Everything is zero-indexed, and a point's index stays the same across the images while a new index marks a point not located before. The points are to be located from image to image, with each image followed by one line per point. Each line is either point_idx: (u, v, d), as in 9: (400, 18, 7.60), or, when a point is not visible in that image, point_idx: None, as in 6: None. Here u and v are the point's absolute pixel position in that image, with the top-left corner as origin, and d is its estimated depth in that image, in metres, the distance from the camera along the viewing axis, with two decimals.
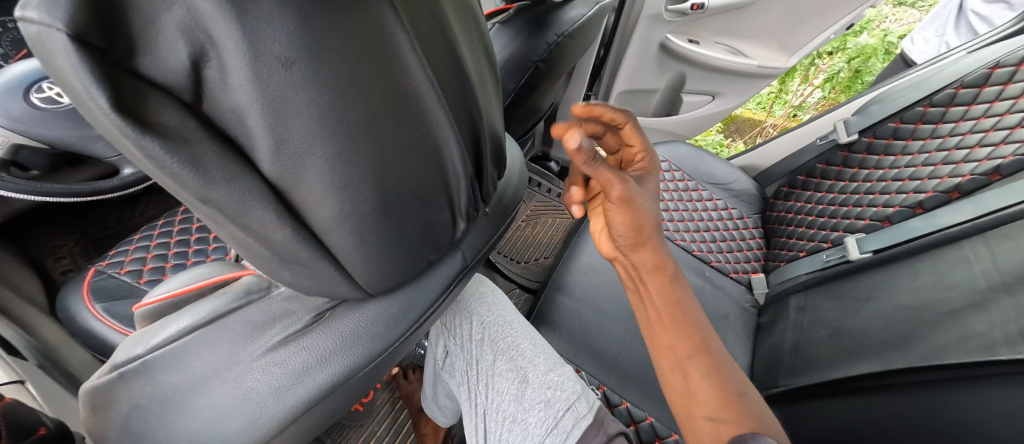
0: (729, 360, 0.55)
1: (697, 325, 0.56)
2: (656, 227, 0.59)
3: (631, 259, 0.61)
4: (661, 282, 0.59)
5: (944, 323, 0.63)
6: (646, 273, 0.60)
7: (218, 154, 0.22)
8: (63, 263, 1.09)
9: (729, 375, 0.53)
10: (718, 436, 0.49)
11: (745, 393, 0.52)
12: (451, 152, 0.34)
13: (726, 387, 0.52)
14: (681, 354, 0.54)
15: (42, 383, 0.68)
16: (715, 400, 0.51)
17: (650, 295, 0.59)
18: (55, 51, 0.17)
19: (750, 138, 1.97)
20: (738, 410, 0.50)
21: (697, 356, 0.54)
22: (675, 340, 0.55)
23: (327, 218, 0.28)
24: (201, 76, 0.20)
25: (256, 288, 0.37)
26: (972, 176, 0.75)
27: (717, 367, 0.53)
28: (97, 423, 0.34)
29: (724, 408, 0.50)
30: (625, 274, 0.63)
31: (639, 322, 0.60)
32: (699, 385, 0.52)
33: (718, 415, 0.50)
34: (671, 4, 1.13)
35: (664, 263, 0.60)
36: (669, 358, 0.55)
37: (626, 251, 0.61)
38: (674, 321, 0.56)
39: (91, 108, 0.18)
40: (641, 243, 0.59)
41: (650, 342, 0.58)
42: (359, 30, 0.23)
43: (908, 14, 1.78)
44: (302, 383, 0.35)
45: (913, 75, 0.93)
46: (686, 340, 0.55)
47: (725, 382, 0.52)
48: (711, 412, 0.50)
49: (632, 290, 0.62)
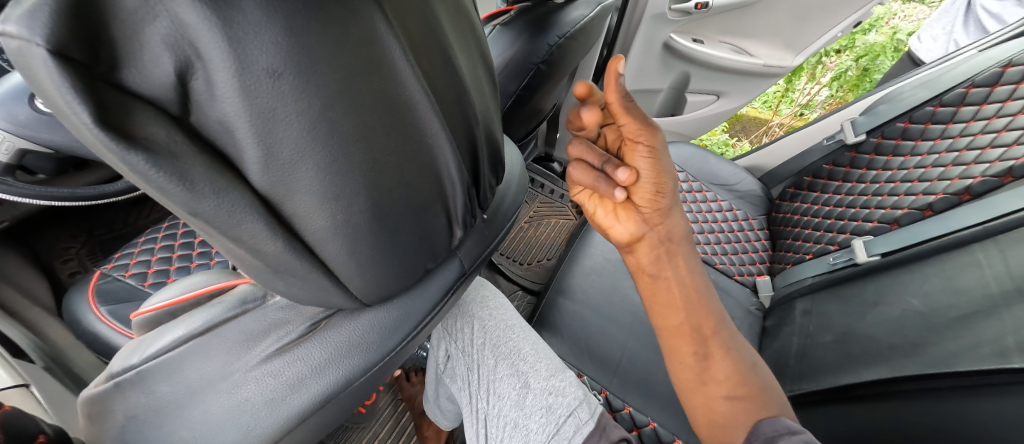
0: (740, 338, 0.56)
1: (713, 307, 0.55)
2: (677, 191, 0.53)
3: (658, 231, 0.54)
4: (686, 254, 0.56)
5: (955, 329, 0.62)
6: (676, 244, 0.55)
7: (206, 166, 0.21)
8: (71, 265, 1.10)
9: (743, 354, 0.54)
10: (736, 414, 0.50)
11: (756, 367, 0.54)
12: (447, 159, 0.33)
13: (741, 365, 0.53)
14: (701, 338, 0.53)
15: (47, 386, 0.68)
16: (733, 378, 0.52)
17: (678, 272, 0.55)
18: (36, 65, 0.16)
19: (756, 138, 1.93)
20: (752, 387, 0.51)
21: (716, 338, 0.53)
22: (694, 323, 0.53)
23: (319, 228, 0.28)
24: (187, 88, 0.19)
25: (251, 297, 0.36)
26: (984, 178, 0.73)
27: (732, 346, 0.54)
28: (94, 432, 0.35)
29: (740, 386, 0.51)
30: (650, 255, 0.54)
31: (650, 309, 0.56)
32: (718, 366, 0.52)
33: (735, 394, 0.51)
34: (674, 4, 1.12)
35: (685, 231, 0.55)
36: (687, 344, 0.53)
37: (651, 222, 0.53)
38: (690, 307, 0.54)
39: (75, 123, 0.18)
40: (669, 210, 0.53)
41: (664, 328, 0.55)
42: (348, 38, 0.22)
43: (918, 10, 1.74)
44: (297, 394, 0.35)
45: (923, 73, 0.91)
46: (706, 322, 0.54)
47: (741, 360, 0.53)
48: (729, 391, 0.51)
49: (652, 276, 0.55)
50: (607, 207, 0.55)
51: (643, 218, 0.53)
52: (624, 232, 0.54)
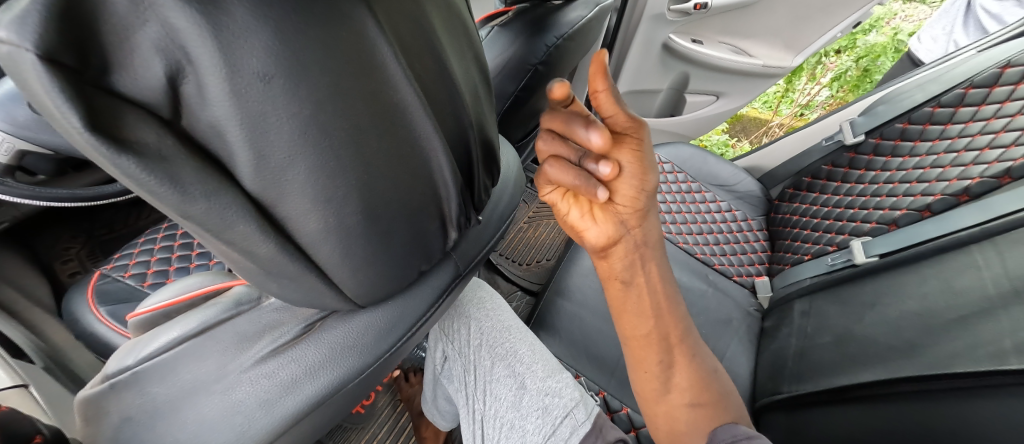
0: (701, 347, 0.59)
1: (680, 317, 0.56)
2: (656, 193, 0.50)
3: (635, 235, 0.51)
4: (659, 260, 0.54)
5: (952, 330, 0.62)
6: (650, 250, 0.53)
7: (197, 170, 0.22)
8: (71, 265, 1.10)
9: (703, 363, 0.57)
10: (696, 421, 0.54)
11: (713, 375, 0.58)
12: (439, 161, 0.33)
13: (702, 373, 0.56)
14: (667, 349, 0.55)
15: (47, 387, 0.68)
16: (693, 387, 0.55)
17: (649, 279, 0.54)
18: (25, 70, 0.16)
19: (756, 139, 1.92)
20: (712, 393, 0.56)
21: (680, 349, 0.56)
22: (660, 334, 0.55)
23: (313, 230, 0.28)
24: (178, 92, 0.19)
25: (245, 299, 0.36)
26: (982, 179, 0.73)
27: (695, 356, 0.57)
28: (89, 433, 0.35)
29: (701, 393, 0.55)
30: (624, 260, 0.52)
31: (618, 318, 0.56)
32: (680, 374, 0.56)
33: (697, 401, 0.55)
34: (674, 4, 1.12)
35: (659, 235, 0.54)
36: (652, 354, 0.55)
37: (630, 225, 0.50)
38: (657, 317, 0.55)
39: (66, 127, 0.18)
40: (647, 213, 0.50)
41: (631, 337, 0.56)
42: (339, 41, 0.22)
43: (919, 10, 1.74)
44: (291, 395, 0.35)
45: (922, 74, 0.91)
46: (671, 334, 0.55)
47: (701, 370, 0.57)
48: (692, 399, 0.55)
49: (625, 283, 0.53)
50: (582, 208, 0.50)
51: (621, 222, 0.50)
52: (601, 235, 0.50)
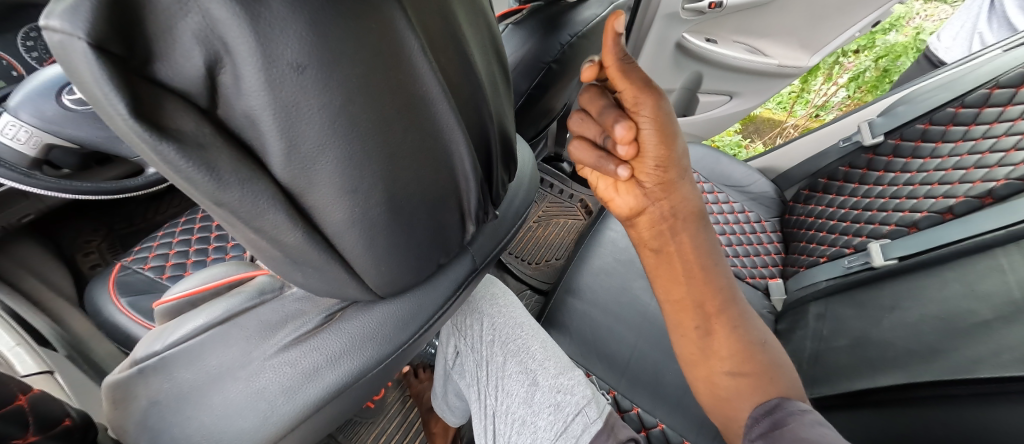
0: (748, 310, 0.53)
1: (721, 277, 0.52)
2: (684, 165, 0.51)
3: (660, 207, 0.52)
4: (693, 230, 0.53)
5: (976, 335, 0.60)
6: (682, 221, 0.52)
7: (232, 158, 0.22)
8: (92, 257, 1.13)
9: (751, 326, 0.52)
10: (739, 389, 0.49)
11: (764, 344, 0.52)
12: (461, 154, 0.34)
13: (747, 339, 0.51)
14: (706, 312, 0.51)
15: (72, 373, 0.70)
16: (737, 355, 0.50)
17: (681, 249, 0.52)
18: (77, 58, 0.17)
19: (770, 139, 1.85)
20: (759, 363, 0.50)
21: (724, 311, 0.51)
22: (698, 300, 0.51)
23: (338, 221, 0.28)
24: (216, 82, 0.20)
25: (269, 288, 0.38)
26: (1007, 181, 0.71)
27: (741, 320, 0.52)
28: (117, 417, 0.36)
29: (746, 361, 0.50)
30: (650, 229, 0.54)
31: (656, 286, 0.54)
32: (722, 341, 0.51)
33: (739, 370, 0.50)
34: (688, 3, 1.10)
35: (694, 207, 0.53)
36: (691, 318, 0.52)
37: (654, 197, 0.52)
38: (696, 280, 0.52)
39: (111, 114, 0.19)
40: (674, 185, 0.51)
41: (669, 303, 0.53)
42: (368, 34, 0.22)
43: (940, 10, 1.72)
44: (311, 383, 0.35)
45: (943, 74, 0.90)
46: (712, 295, 0.51)
47: (748, 334, 0.51)
48: (733, 367, 0.50)
49: (654, 251, 0.54)
50: (608, 180, 0.55)
51: (646, 191, 0.52)
52: (625, 205, 0.54)
